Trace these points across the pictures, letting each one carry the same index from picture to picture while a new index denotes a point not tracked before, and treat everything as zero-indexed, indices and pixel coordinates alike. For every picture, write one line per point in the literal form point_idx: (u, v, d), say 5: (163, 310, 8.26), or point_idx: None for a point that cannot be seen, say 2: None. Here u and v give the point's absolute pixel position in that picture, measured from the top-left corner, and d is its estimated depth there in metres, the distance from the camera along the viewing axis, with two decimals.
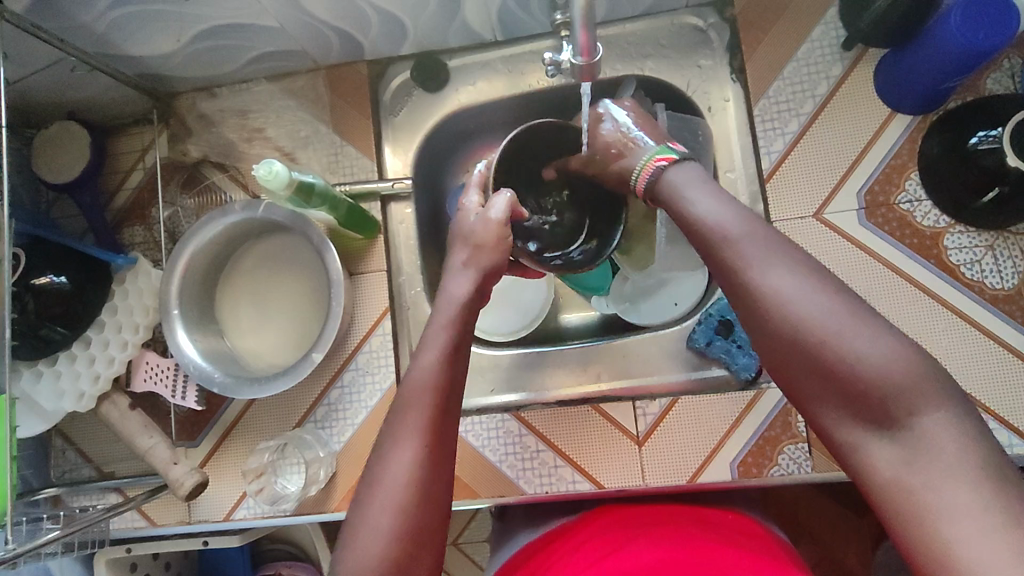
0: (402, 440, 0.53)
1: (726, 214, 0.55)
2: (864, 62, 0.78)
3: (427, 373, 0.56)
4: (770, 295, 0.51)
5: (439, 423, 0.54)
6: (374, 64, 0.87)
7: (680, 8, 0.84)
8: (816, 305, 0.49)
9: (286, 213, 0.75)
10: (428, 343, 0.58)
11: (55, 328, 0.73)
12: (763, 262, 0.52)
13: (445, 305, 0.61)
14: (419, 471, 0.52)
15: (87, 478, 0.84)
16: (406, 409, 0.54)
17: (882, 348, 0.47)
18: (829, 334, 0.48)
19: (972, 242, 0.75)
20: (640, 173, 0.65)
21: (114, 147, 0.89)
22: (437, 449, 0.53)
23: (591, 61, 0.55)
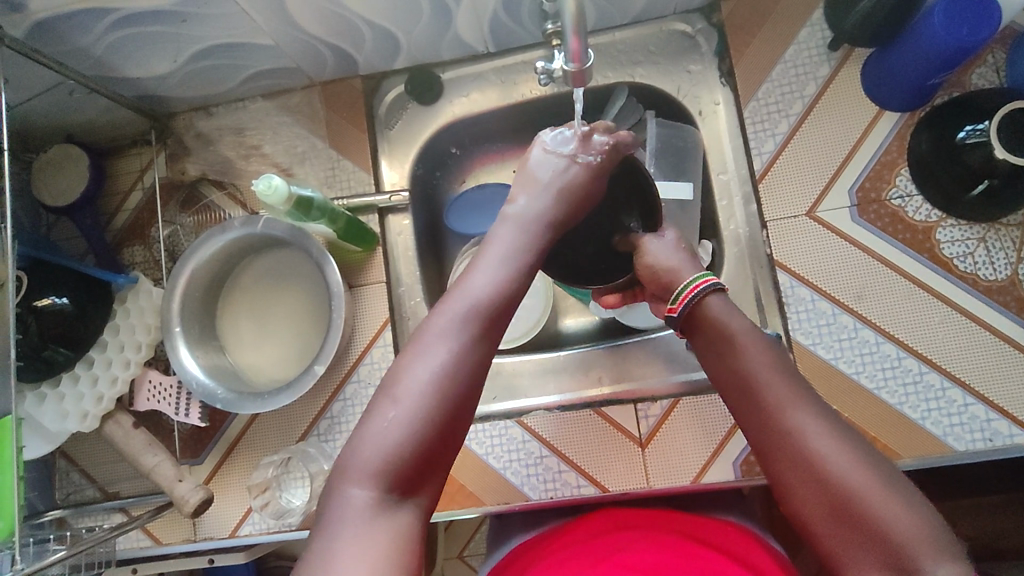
0: (444, 333, 0.54)
1: (757, 356, 0.57)
2: (850, 62, 0.80)
3: (485, 279, 0.58)
4: (799, 433, 0.52)
5: (485, 327, 0.55)
6: (368, 79, 0.89)
7: (668, 15, 0.85)
8: (838, 454, 0.50)
9: (285, 228, 0.75)
10: (488, 260, 0.60)
11: (58, 349, 0.74)
12: (792, 406, 0.53)
13: (518, 212, 0.64)
14: (461, 355, 0.53)
15: (91, 498, 0.84)
16: (454, 309, 0.56)
17: (898, 504, 0.47)
18: (849, 480, 0.48)
19: (964, 235, 0.75)
20: (680, 294, 0.63)
21: (113, 168, 0.89)
22: (482, 341, 0.55)
23: (582, 67, 0.56)
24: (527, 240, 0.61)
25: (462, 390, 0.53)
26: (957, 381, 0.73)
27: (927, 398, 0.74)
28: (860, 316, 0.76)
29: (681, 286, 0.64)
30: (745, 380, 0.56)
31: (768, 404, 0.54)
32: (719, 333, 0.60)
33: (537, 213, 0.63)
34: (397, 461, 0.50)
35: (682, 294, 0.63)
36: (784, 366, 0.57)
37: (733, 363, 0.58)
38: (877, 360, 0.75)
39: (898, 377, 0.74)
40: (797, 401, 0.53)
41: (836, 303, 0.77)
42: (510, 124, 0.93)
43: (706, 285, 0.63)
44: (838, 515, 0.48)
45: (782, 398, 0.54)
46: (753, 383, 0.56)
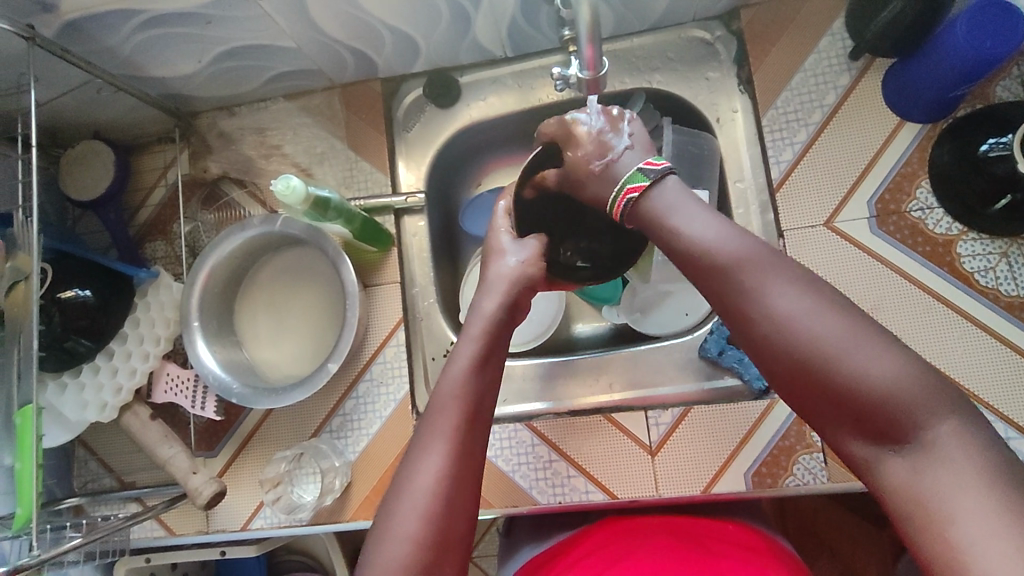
0: (429, 448, 0.54)
1: (724, 234, 0.53)
2: (872, 72, 0.79)
3: (455, 387, 0.57)
4: (771, 317, 0.49)
5: (474, 428, 0.56)
6: (387, 82, 0.90)
7: (687, 22, 0.85)
8: (819, 326, 0.47)
9: (302, 227, 0.76)
10: (462, 346, 0.61)
11: (80, 341, 0.76)
12: (767, 280, 0.50)
13: (474, 318, 0.64)
14: (447, 480, 0.52)
15: (108, 487, 0.86)
16: (437, 412, 0.56)
17: (887, 359, 0.45)
18: (832, 353, 0.46)
19: (986, 249, 0.74)
20: (618, 197, 0.62)
21: (137, 164, 0.92)
22: (463, 455, 0.54)
23: (597, 75, 0.57)
24: (491, 329, 0.62)
25: (459, 502, 0.52)
26: (974, 397, 0.72)
27: None
28: None
29: (616, 189, 0.62)
30: (713, 268, 0.53)
31: (740, 299, 0.51)
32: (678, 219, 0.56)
33: (494, 303, 0.65)
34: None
35: (619, 196, 0.62)
36: (748, 240, 0.53)
37: (697, 254, 0.54)
38: None
39: None
40: (761, 282, 0.50)
41: None
42: (527, 127, 0.93)
43: (636, 190, 0.60)
44: (830, 395, 0.46)
45: (750, 280, 0.50)
46: (720, 268, 0.52)
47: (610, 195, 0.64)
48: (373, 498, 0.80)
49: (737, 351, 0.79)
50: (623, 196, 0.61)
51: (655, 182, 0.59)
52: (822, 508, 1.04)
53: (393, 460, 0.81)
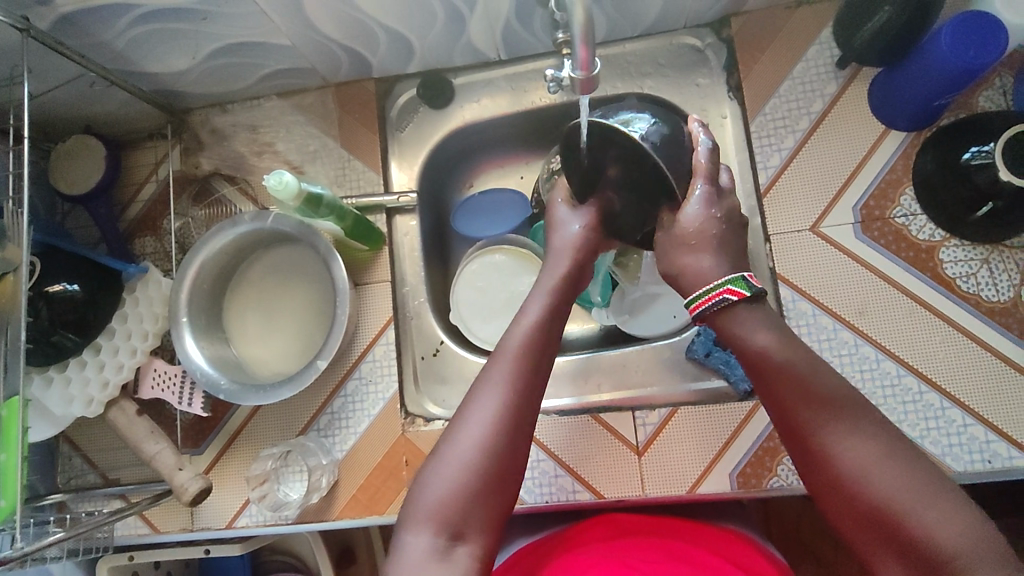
0: (493, 383, 0.57)
1: (793, 360, 0.54)
2: (858, 80, 0.80)
3: (524, 332, 0.61)
4: (832, 455, 0.50)
5: (535, 372, 0.59)
6: (382, 82, 0.90)
7: (679, 29, 0.87)
8: (883, 473, 0.48)
9: (294, 223, 0.76)
10: (530, 308, 0.64)
11: (67, 335, 0.76)
12: (834, 419, 0.51)
13: (546, 275, 0.68)
14: (512, 408, 0.56)
15: (92, 484, 0.85)
16: (503, 355, 0.59)
17: (948, 521, 0.46)
18: (893, 503, 0.47)
19: (967, 256, 0.76)
20: (704, 297, 0.59)
21: (129, 160, 0.91)
22: (526, 391, 0.57)
23: (590, 75, 0.57)
24: (557, 289, 0.66)
25: (515, 438, 0.55)
26: (956, 401, 0.73)
27: (926, 416, 0.74)
28: (860, 332, 0.76)
29: (700, 291, 0.59)
30: (782, 395, 0.54)
31: (806, 427, 0.52)
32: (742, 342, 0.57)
33: (561, 267, 0.68)
34: (461, 510, 0.52)
35: (707, 296, 0.59)
36: (823, 372, 0.54)
37: (771, 376, 0.55)
38: (876, 377, 0.75)
39: (897, 395, 0.74)
40: (828, 414, 0.51)
41: (837, 319, 0.77)
42: (519, 129, 0.94)
43: (736, 295, 0.58)
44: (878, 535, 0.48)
45: (817, 412, 0.52)
46: (789, 396, 0.53)
47: (690, 292, 0.60)
48: (359, 496, 0.80)
49: (723, 353, 0.80)
50: (716, 297, 0.58)
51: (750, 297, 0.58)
52: (806, 511, 1.05)
53: (381, 459, 0.81)
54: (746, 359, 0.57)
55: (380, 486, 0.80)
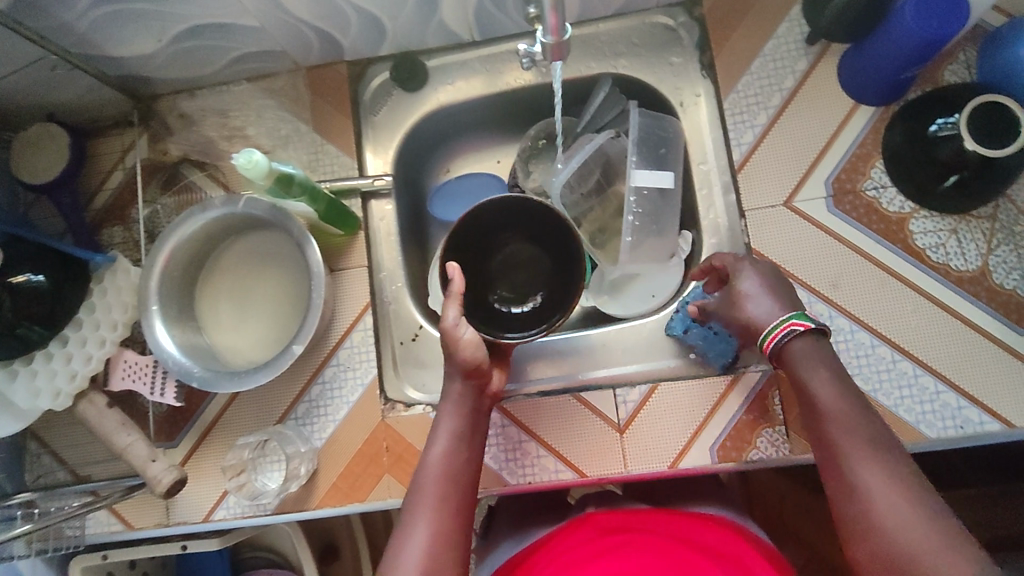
0: (415, 525, 0.61)
1: (837, 403, 0.58)
2: (827, 57, 0.81)
3: (433, 468, 0.64)
4: (863, 494, 0.54)
5: (454, 504, 0.63)
6: (353, 65, 0.89)
7: (650, 8, 0.87)
8: (903, 520, 0.51)
9: (266, 207, 0.75)
10: (438, 435, 0.67)
11: (32, 327, 0.73)
12: (864, 464, 0.55)
13: (446, 399, 0.69)
14: (431, 555, 0.59)
15: (62, 481, 0.83)
16: (422, 494, 0.63)
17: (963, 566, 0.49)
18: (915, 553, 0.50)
19: (936, 226, 0.77)
20: (770, 334, 0.63)
21: (95, 148, 0.89)
22: (442, 534, 0.61)
23: (560, 39, 0.59)
24: (462, 406, 0.68)
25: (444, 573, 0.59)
26: (928, 368, 0.75)
27: (900, 385, 0.75)
28: (835, 304, 0.77)
29: (766, 329, 0.63)
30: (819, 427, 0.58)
31: (839, 461, 0.56)
32: (799, 380, 0.60)
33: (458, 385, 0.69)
34: None
35: (774, 332, 0.62)
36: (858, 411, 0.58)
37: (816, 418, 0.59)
38: (851, 347, 0.76)
39: (872, 365, 0.75)
40: (867, 459, 0.55)
41: (813, 292, 0.78)
42: (494, 112, 0.93)
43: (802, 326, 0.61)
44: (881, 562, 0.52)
45: (847, 446, 0.56)
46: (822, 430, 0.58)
47: (759, 332, 0.64)
48: (339, 485, 0.79)
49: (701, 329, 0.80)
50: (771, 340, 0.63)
51: (813, 328, 0.62)
52: (787, 494, 1.07)
53: (360, 447, 0.80)
54: (802, 398, 0.60)
55: (361, 474, 0.79)
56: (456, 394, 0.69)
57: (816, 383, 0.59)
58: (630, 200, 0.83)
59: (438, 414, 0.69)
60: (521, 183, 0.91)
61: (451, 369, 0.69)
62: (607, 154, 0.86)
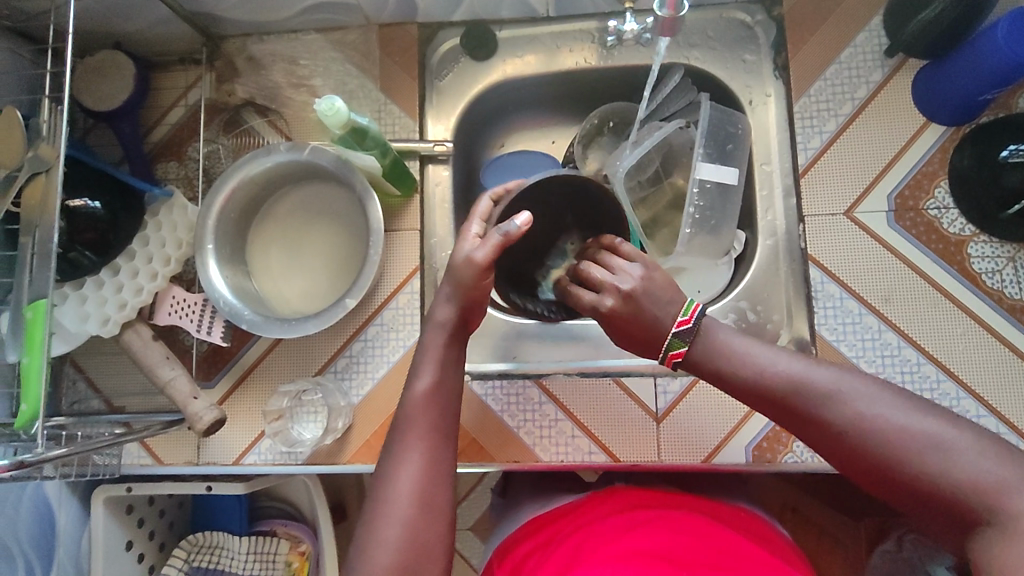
0: (404, 462, 0.57)
1: (768, 357, 0.57)
2: (904, 71, 0.81)
3: (421, 397, 0.61)
4: (839, 413, 0.52)
5: (439, 439, 0.60)
6: (424, 27, 0.88)
7: (730, 2, 0.86)
8: (893, 416, 0.51)
9: (331, 159, 0.75)
10: (425, 369, 0.63)
11: (85, 253, 0.74)
12: (833, 386, 0.53)
13: (431, 328, 0.66)
14: (420, 485, 0.56)
15: (96, 410, 0.83)
16: (409, 432, 0.59)
17: (962, 438, 0.48)
18: (916, 445, 0.49)
19: (995, 252, 0.77)
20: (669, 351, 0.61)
21: (157, 81, 0.88)
22: (431, 464, 0.58)
23: (675, 14, 0.65)
24: (451, 334, 0.65)
25: (431, 517, 0.55)
26: (970, 391, 0.75)
27: (941, 405, 0.75)
28: (885, 318, 0.77)
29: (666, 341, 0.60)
30: (780, 400, 0.55)
31: (795, 404, 0.54)
32: (717, 358, 0.59)
33: (449, 309, 0.65)
34: None
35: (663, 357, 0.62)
36: (803, 364, 0.56)
37: (750, 390, 0.57)
38: (897, 363, 0.76)
39: (915, 382, 0.76)
40: (820, 387, 0.54)
41: (864, 303, 0.78)
42: (557, 91, 0.93)
43: (681, 356, 0.60)
44: (918, 488, 0.49)
45: (829, 399, 0.53)
46: (793, 393, 0.54)
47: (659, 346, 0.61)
48: (373, 442, 0.79)
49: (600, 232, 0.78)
50: (668, 362, 0.61)
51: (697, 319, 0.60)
52: (792, 502, 1.03)
53: (396, 408, 0.80)
54: (730, 380, 0.58)
55: None
56: (445, 319, 0.65)
57: (739, 351, 0.58)
58: (692, 192, 0.82)
59: (423, 348, 0.65)
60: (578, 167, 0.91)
61: (449, 292, 0.65)
62: (671, 144, 0.87)
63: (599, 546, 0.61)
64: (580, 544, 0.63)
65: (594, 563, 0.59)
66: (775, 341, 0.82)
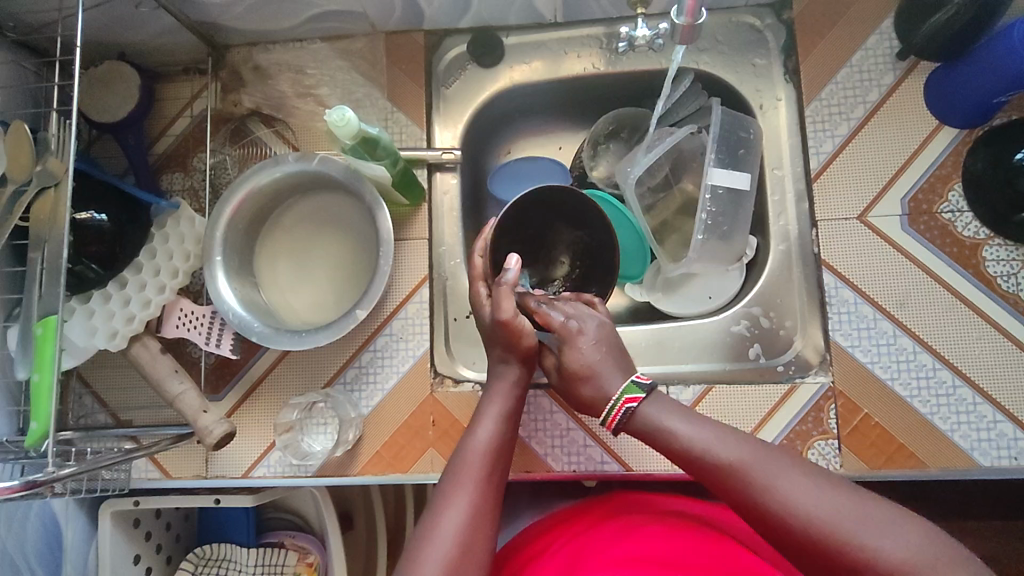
0: (453, 502, 0.57)
1: (704, 434, 0.58)
2: (916, 73, 0.80)
3: (485, 441, 0.62)
4: (771, 494, 0.52)
5: (496, 483, 0.61)
6: (431, 35, 0.88)
7: (739, 6, 0.86)
8: (819, 503, 0.50)
9: (341, 169, 0.74)
10: (486, 417, 0.65)
11: (90, 266, 0.73)
12: (770, 471, 0.54)
13: (493, 382, 0.68)
14: (473, 527, 0.56)
15: (102, 424, 0.82)
16: (463, 470, 0.60)
17: (888, 529, 0.48)
18: (842, 534, 0.49)
19: (1010, 255, 0.76)
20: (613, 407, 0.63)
21: (162, 92, 0.87)
22: (485, 510, 0.58)
23: (693, 22, 0.65)
24: (515, 392, 0.67)
25: (476, 559, 0.55)
26: (987, 397, 0.74)
27: (957, 410, 0.74)
28: (901, 324, 0.76)
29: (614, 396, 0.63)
30: (716, 476, 0.56)
31: (732, 482, 0.54)
32: (659, 429, 0.60)
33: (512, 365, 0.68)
34: None
35: (613, 409, 0.63)
36: (739, 444, 0.56)
37: (688, 462, 0.57)
38: (912, 368, 0.75)
39: (931, 388, 0.75)
40: (756, 466, 0.54)
41: (879, 308, 0.77)
42: (564, 97, 0.92)
43: (634, 403, 0.62)
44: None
45: (767, 478, 0.53)
46: (732, 471, 0.55)
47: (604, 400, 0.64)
48: (383, 453, 0.78)
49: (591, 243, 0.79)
50: (615, 414, 0.63)
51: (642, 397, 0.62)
52: None
53: (406, 419, 0.79)
54: (670, 450, 0.59)
55: (405, 445, 0.78)
56: (511, 377, 0.68)
57: (679, 426, 0.59)
58: (704, 197, 0.82)
59: (486, 401, 0.67)
60: (587, 173, 0.92)
61: (507, 355, 0.68)
62: (682, 150, 0.86)
63: (598, 550, 0.62)
64: (578, 551, 0.63)
65: (591, 571, 0.59)
66: (789, 348, 0.81)
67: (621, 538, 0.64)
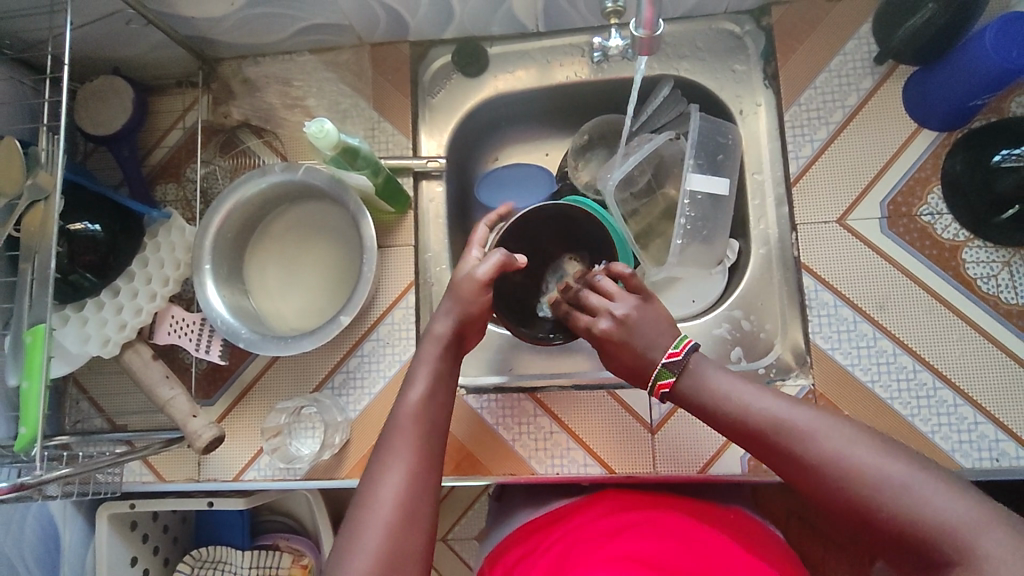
0: (390, 466, 0.58)
1: (746, 393, 0.59)
2: (894, 77, 0.81)
3: (416, 403, 0.62)
4: (816, 455, 0.53)
5: (431, 445, 0.61)
6: (416, 46, 0.90)
7: (719, 13, 0.87)
8: (867, 457, 0.51)
9: (325, 178, 0.76)
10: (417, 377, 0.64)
11: (85, 276, 0.75)
12: (810, 428, 0.54)
13: (427, 343, 0.67)
14: (409, 487, 0.57)
15: (98, 428, 0.85)
16: (398, 433, 0.60)
17: (931, 483, 0.49)
18: (895, 486, 0.50)
19: (990, 257, 0.76)
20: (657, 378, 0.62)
21: (155, 105, 0.90)
22: (424, 470, 0.58)
23: (651, 34, 0.65)
24: (447, 350, 0.67)
25: (420, 520, 0.56)
26: (969, 398, 0.74)
27: (939, 412, 0.74)
28: (880, 326, 0.77)
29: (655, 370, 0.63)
30: (756, 437, 0.57)
31: (770, 440, 0.56)
32: (697, 393, 0.61)
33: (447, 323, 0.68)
34: None
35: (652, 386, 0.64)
36: (782, 404, 0.57)
37: (731, 428, 0.59)
38: (893, 370, 0.76)
39: (912, 390, 0.75)
40: (795, 428, 0.55)
41: (858, 311, 0.77)
42: (549, 104, 0.94)
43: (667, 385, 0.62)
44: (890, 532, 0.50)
45: (804, 439, 0.54)
46: (770, 432, 0.56)
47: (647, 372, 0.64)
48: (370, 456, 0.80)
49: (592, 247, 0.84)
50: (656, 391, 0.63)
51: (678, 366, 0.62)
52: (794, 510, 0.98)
53: None
54: (710, 413, 0.60)
55: None
56: (441, 333, 0.67)
57: (720, 385, 0.60)
58: (683, 203, 0.82)
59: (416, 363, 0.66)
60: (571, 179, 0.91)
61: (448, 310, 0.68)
62: (662, 155, 0.87)
63: (587, 551, 0.62)
64: (566, 550, 0.63)
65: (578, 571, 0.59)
66: (770, 350, 0.82)
67: (609, 537, 0.63)
